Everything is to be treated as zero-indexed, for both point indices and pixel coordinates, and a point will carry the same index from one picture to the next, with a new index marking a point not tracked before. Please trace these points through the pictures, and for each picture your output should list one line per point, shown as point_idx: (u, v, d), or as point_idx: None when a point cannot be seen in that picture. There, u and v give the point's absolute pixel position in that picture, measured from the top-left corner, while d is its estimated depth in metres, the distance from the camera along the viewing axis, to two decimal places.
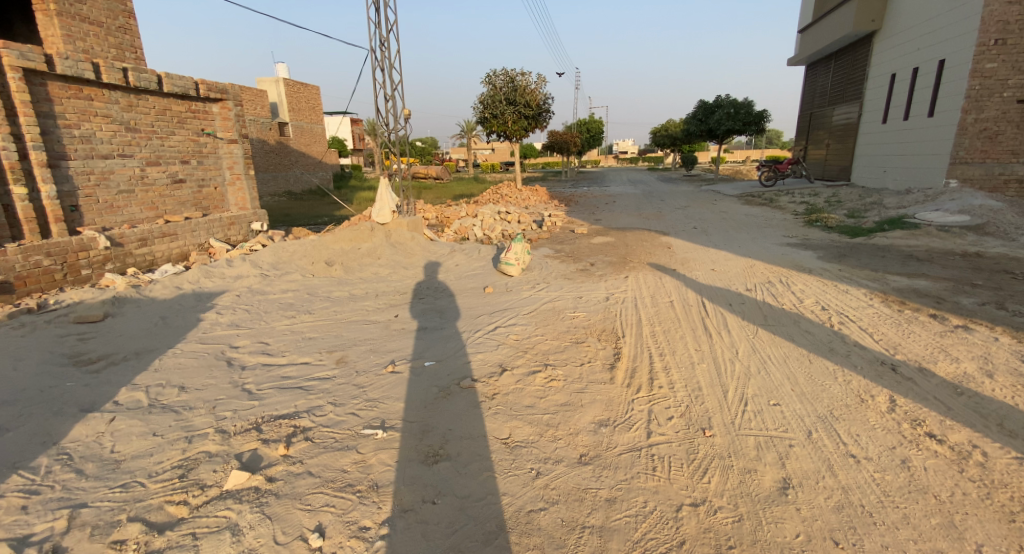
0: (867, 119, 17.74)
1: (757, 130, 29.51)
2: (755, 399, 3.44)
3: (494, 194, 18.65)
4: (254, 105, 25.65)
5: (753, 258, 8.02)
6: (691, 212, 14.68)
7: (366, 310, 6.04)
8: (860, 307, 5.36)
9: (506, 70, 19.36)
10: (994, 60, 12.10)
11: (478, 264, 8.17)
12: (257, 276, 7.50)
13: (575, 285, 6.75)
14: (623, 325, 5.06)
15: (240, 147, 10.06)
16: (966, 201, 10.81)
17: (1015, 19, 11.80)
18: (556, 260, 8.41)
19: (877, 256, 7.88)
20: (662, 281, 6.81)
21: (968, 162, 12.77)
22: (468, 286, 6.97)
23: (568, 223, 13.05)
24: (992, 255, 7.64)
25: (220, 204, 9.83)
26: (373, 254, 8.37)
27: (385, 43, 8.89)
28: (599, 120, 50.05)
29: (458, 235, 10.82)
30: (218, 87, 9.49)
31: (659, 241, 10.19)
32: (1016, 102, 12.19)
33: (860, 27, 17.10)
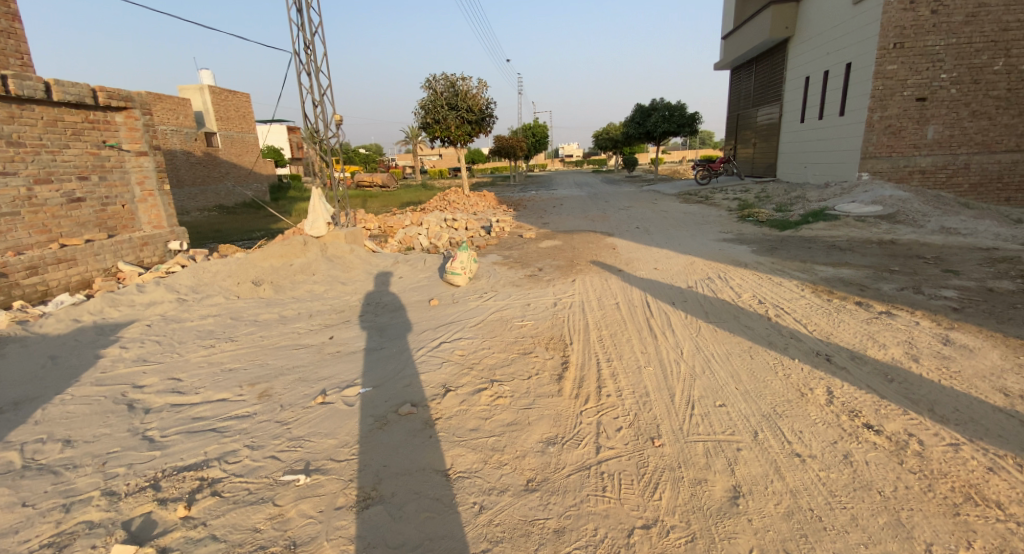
0: (787, 119, 18.89)
1: (692, 131, 30.78)
2: (701, 401, 3.34)
3: (442, 200, 18.22)
4: (175, 113, 23.94)
5: (693, 255, 8.18)
6: (635, 212, 14.94)
7: (297, 332, 5.58)
8: (793, 298, 5.50)
9: (446, 75, 19.01)
10: (894, 62, 13.16)
11: (422, 275, 7.82)
12: (172, 302, 6.80)
13: (522, 292, 6.57)
14: (570, 331, 4.89)
15: (151, 159, 9.16)
16: (878, 192, 11.65)
17: (910, 24, 12.85)
18: (503, 266, 8.21)
19: (804, 247, 8.26)
20: (608, 282, 6.75)
21: (877, 157, 13.84)
22: (411, 299, 6.62)
23: (516, 227, 12.89)
24: (905, 242, 8.21)
25: (129, 223, 8.88)
26: (306, 269, 7.80)
27: (308, 44, 8.31)
28: (544, 124, 50.63)
29: (403, 245, 10.37)
30: (121, 95, 8.63)
31: (603, 243, 10.25)
32: (915, 100, 13.26)
33: (776, 33, 18.20)
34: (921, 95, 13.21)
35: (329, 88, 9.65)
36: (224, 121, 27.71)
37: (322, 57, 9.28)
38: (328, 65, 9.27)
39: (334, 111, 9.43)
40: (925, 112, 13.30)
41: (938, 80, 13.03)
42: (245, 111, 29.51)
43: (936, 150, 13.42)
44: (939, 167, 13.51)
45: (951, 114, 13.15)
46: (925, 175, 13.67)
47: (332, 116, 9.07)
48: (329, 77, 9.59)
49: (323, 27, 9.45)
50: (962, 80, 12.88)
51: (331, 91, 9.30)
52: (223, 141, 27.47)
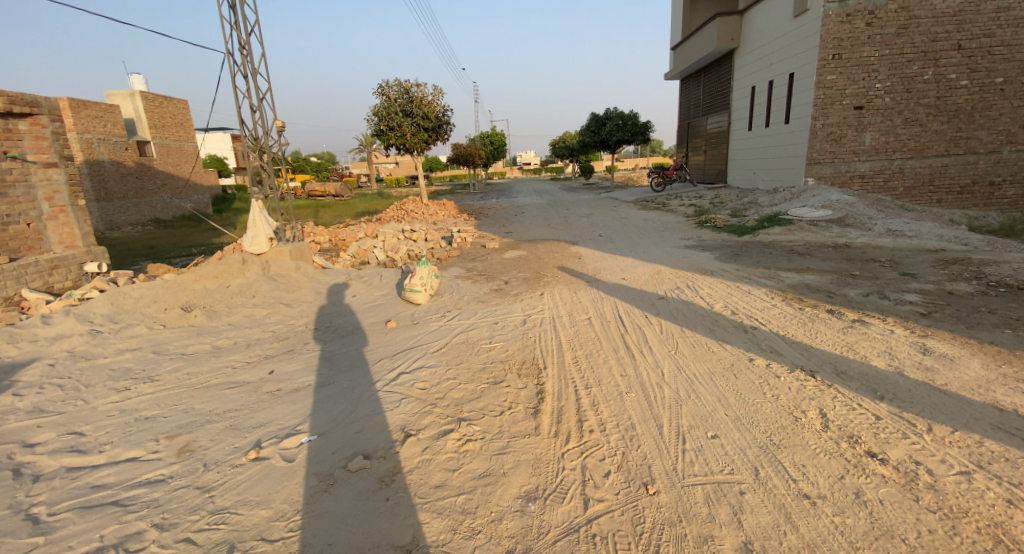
0: (736, 127, 19.48)
1: (645, 139, 31.42)
2: (693, 433, 3.01)
3: (399, 210, 17.52)
4: (101, 121, 22.12)
5: (659, 264, 8.01)
6: (596, 220, 14.83)
7: (231, 366, 4.89)
8: (766, 308, 5.33)
9: (399, 81, 18.38)
10: (833, 72, 13.80)
11: (378, 293, 7.23)
12: (84, 335, 5.90)
13: (486, 309, 6.13)
14: (543, 353, 4.48)
15: (62, 171, 8.15)
16: (826, 196, 12.03)
17: (846, 37, 13.51)
18: (465, 280, 7.74)
19: (765, 253, 8.28)
20: (576, 295, 6.42)
21: (821, 163, 14.42)
22: (366, 321, 6.04)
23: (476, 237, 12.43)
24: (859, 245, 8.37)
25: (36, 243, 7.77)
26: (245, 291, 7.03)
27: (243, 44, 7.57)
28: (500, 132, 50.48)
29: (357, 259, 9.69)
30: (24, 99, 7.60)
31: (568, 252, 9.98)
32: (853, 108, 13.90)
33: (722, 44, 18.73)
34: (859, 103, 13.86)
35: (270, 92, 8.91)
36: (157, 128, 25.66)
37: (261, 58, 8.55)
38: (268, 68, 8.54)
39: (276, 117, 8.71)
40: (863, 120, 13.95)
41: (873, 89, 13.68)
42: (182, 118, 27.63)
43: (873, 156, 14.07)
44: (876, 172, 14.18)
45: (886, 121, 13.81)
46: (865, 180, 14.29)
47: (273, 121, 8.35)
48: (269, 80, 8.85)
49: (261, 26, 8.71)
50: (895, 89, 13.56)
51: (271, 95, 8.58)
52: (158, 150, 25.47)
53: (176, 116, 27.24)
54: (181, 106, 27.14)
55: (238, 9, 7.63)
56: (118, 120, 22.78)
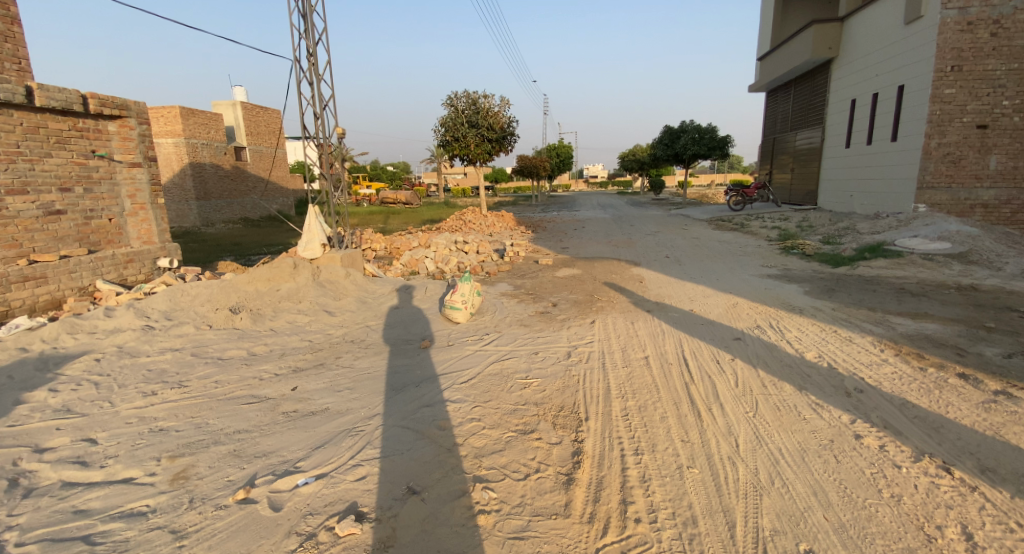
0: (830, 144, 17.57)
1: (722, 154, 29.55)
2: (777, 544, 2.25)
3: (459, 220, 17.46)
4: (205, 128, 24.08)
5: (734, 295, 7.02)
6: (663, 239, 13.81)
7: (258, 378, 4.64)
8: (873, 363, 4.29)
9: (467, 92, 18.42)
10: (952, 86, 11.86)
11: (421, 308, 6.88)
12: (137, 330, 5.97)
13: (531, 334, 5.53)
14: (587, 399, 3.81)
15: (145, 171, 8.64)
16: (943, 226, 10.30)
17: (968, 46, 11.62)
18: (513, 299, 7.20)
19: (867, 290, 7.02)
20: (633, 326, 5.66)
21: (934, 187, 12.37)
22: (402, 337, 5.65)
23: (532, 252, 11.92)
24: (990, 288, 6.89)
25: (115, 238, 8.26)
26: (292, 295, 6.93)
27: (310, 51, 7.60)
28: (568, 145, 50.02)
29: (408, 269, 9.54)
30: (114, 102, 8.12)
31: (629, 273, 9.18)
32: (975, 127, 11.92)
33: (818, 54, 17.07)
34: (983, 121, 11.86)
35: (331, 98, 8.94)
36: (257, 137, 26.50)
37: (326, 65, 8.59)
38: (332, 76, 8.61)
39: (337, 124, 8.74)
40: (986, 140, 11.93)
41: (1000, 107, 11.75)
42: (274, 127, 29.72)
43: (999, 182, 12.01)
44: (1003, 201, 12.07)
45: (1015, 143, 11.81)
46: (988, 210, 12.18)
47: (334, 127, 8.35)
48: (331, 86, 8.87)
49: (324, 34, 8.70)
50: None
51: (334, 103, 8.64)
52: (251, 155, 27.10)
53: (268, 125, 29.35)
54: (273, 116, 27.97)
55: (307, 16, 7.68)
56: (219, 127, 24.85)
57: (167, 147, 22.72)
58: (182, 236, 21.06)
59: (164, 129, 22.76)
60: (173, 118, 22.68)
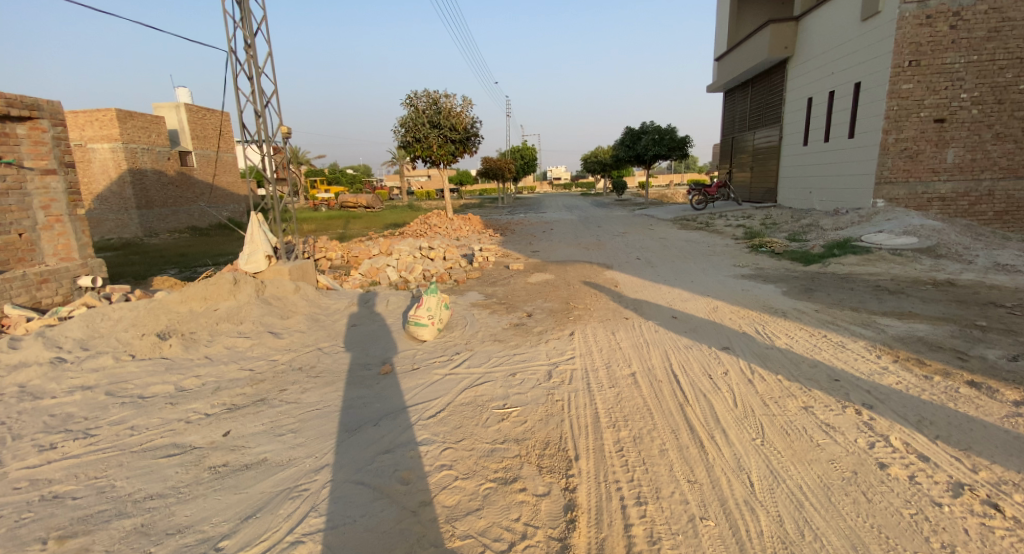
0: (788, 142, 17.94)
1: (683, 154, 29.96)
2: None
3: (423, 224, 16.75)
4: (146, 132, 22.31)
5: (714, 298, 6.72)
6: (632, 239, 13.58)
7: (183, 421, 3.90)
8: (875, 373, 4.00)
9: (428, 91, 17.73)
10: (910, 81, 12.23)
11: (383, 324, 6.24)
12: (43, 364, 5.05)
13: (506, 350, 5.00)
14: (574, 430, 3.32)
15: (61, 179, 7.57)
16: (905, 221, 10.47)
17: (926, 41, 11.95)
18: (484, 310, 6.65)
19: (845, 288, 6.89)
20: (615, 337, 5.22)
21: (893, 182, 12.79)
22: (361, 361, 5.02)
23: (500, 257, 11.41)
24: (964, 283, 6.88)
25: (27, 255, 7.17)
26: (232, 316, 6.15)
27: (247, 42, 6.79)
28: (531, 147, 49.84)
29: (368, 279, 8.84)
30: (22, 102, 7.08)
31: (604, 277, 8.79)
32: (933, 121, 12.27)
33: (774, 52, 17.42)
34: (940, 116, 12.22)
35: (275, 93, 8.12)
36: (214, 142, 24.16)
37: (265, 57, 7.76)
38: (274, 70, 7.79)
39: (282, 122, 7.93)
40: (944, 134, 12.28)
41: (958, 100, 12.07)
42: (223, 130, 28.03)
43: (957, 175, 12.38)
44: (960, 194, 12.45)
45: (972, 136, 12.16)
46: (946, 203, 12.56)
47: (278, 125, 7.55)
48: (275, 80, 8.04)
49: (265, 22, 7.84)
50: (985, 100, 11.95)
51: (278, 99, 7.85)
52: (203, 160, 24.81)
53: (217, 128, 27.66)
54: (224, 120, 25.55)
55: (243, 2, 6.85)
56: (161, 131, 23.11)
57: (104, 152, 20.91)
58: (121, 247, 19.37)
59: (100, 133, 20.94)
60: (109, 121, 20.93)
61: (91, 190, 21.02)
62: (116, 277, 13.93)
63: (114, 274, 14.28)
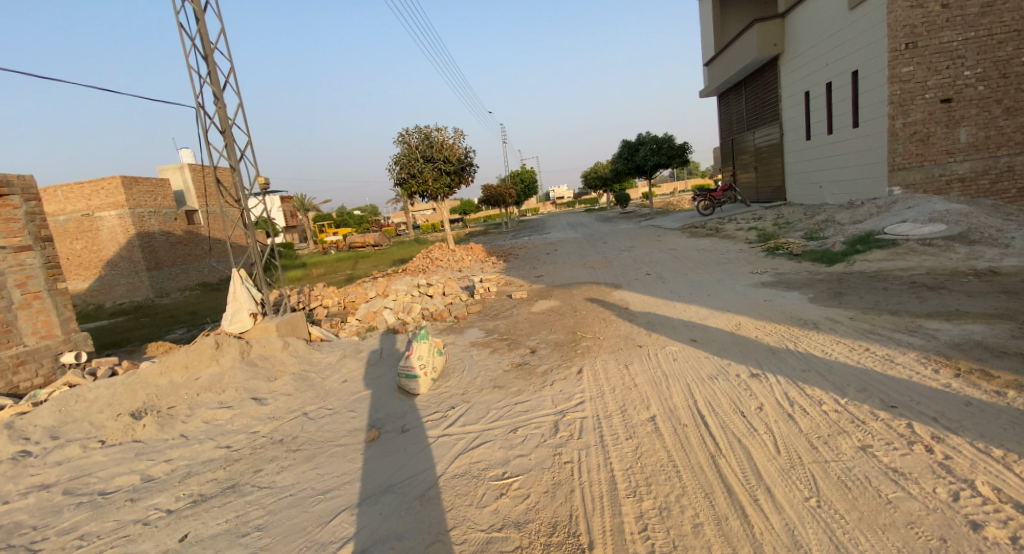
0: (790, 138, 17.43)
1: (683, 162, 29.55)
2: None
3: (425, 258, 16.40)
4: (151, 195, 22.59)
5: (734, 314, 6.12)
6: (640, 254, 13.02)
7: (140, 524, 3.44)
8: (937, 393, 3.38)
9: (419, 127, 17.63)
10: (909, 64, 11.71)
11: (376, 376, 5.75)
12: (6, 461, 4.63)
13: (508, 397, 4.45)
14: (589, 506, 2.75)
15: (37, 254, 7.35)
16: (928, 207, 9.81)
17: (920, 22, 11.47)
18: (484, 350, 6.11)
19: (877, 288, 6.27)
20: (628, 372, 4.63)
21: (907, 168, 12.14)
22: (347, 425, 4.51)
23: (504, 285, 10.92)
24: (1010, 270, 6.20)
25: (4, 337, 6.83)
26: (214, 385, 5.72)
27: (214, 97, 6.55)
28: (531, 170, 49.93)
29: (365, 324, 8.37)
30: None
31: (612, 299, 8.24)
32: (940, 102, 11.70)
33: (764, 51, 17.05)
34: (946, 96, 11.65)
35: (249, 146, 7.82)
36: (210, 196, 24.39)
37: (236, 109, 7.51)
38: (247, 120, 7.55)
39: (259, 172, 7.67)
40: (953, 113, 11.68)
41: (962, 78, 11.51)
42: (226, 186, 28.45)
43: (972, 154, 11.69)
44: (979, 172, 11.73)
45: (983, 113, 11.53)
46: (965, 184, 11.84)
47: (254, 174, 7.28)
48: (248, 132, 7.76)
49: (232, 75, 7.61)
50: (989, 76, 11.38)
51: (254, 149, 7.59)
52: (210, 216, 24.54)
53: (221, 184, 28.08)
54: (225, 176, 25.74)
55: (209, 58, 6.65)
56: (166, 193, 23.40)
57: (111, 219, 21.09)
58: (131, 311, 19.27)
59: (106, 201, 21.14)
60: (114, 189, 21.14)
61: (101, 257, 21.12)
62: (121, 343, 13.66)
63: (120, 340, 14.02)
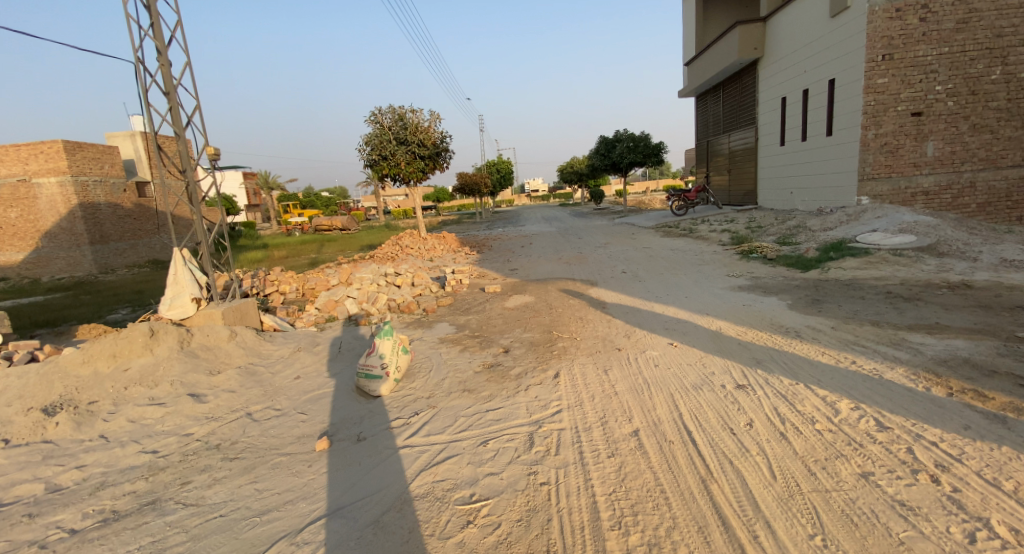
0: (764, 143, 17.60)
1: (658, 161, 29.63)
2: None
3: (395, 245, 15.77)
4: (98, 163, 20.90)
5: (714, 318, 5.92)
6: (615, 251, 12.81)
7: (34, 548, 2.92)
8: (934, 414, 3.20)
9: (392, 106, 16.83)
10: (885, 75, 11.92)
11: (333, 373, 5.26)
12: None
13: (477, 403, 4.07)
14: (569, 541, 2.40)
15: None
16: (897, 218, 9.96)
17: (898, 34, 11.66)
18: (454, 347, 5.70)
19: (855, 297, 6.20)
20: (607, 378, 4.32)
21: (875, 178, 12.40)
22: (296, 430, 4.02)
23: (476, 278, 10.49)
24: (981, 284, 6.24)
25: None
26: (145, 378, 5.10)
27: (157, 52, 5.81)
28: (507, 160, 49.30)
29: (325, 314, 7.78)
30: None
31: (588, 297, 7.95)
32: (911, 115, 11.94)
33: (744, 54, 17.09)
34: (917, 109, 11.89)
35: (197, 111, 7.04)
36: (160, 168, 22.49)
37: (184, 69, 6.73)
38: (195, 82, 6.78)
39: (208, 142, 6.94)
40: (922, 127, 11.93)
41: (933, 92, 11.74)
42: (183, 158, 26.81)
43: (939, 168, 11.97)
44: (943, 187, 12.02)
45: (951, 129, 11.80)
46: (929, 197, 12.14)
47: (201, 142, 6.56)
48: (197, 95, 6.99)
49: (180, 30, 6.79)
50: (959, 92, 11.61)
51: (202, 115, 6.85)
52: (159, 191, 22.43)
53: None
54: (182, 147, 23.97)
55: (152, 8, 5.88)
56: (115, 161, 21.70)
57: (51, 186, 19.39)
58: (71, 287, 17.78)
59: (46, 167, 19.40)
60: (55, 154, 19.39)
61: (39, 227, 19.41)
62: (56, 321, 12.47)
63: (56, 318, 12.84)
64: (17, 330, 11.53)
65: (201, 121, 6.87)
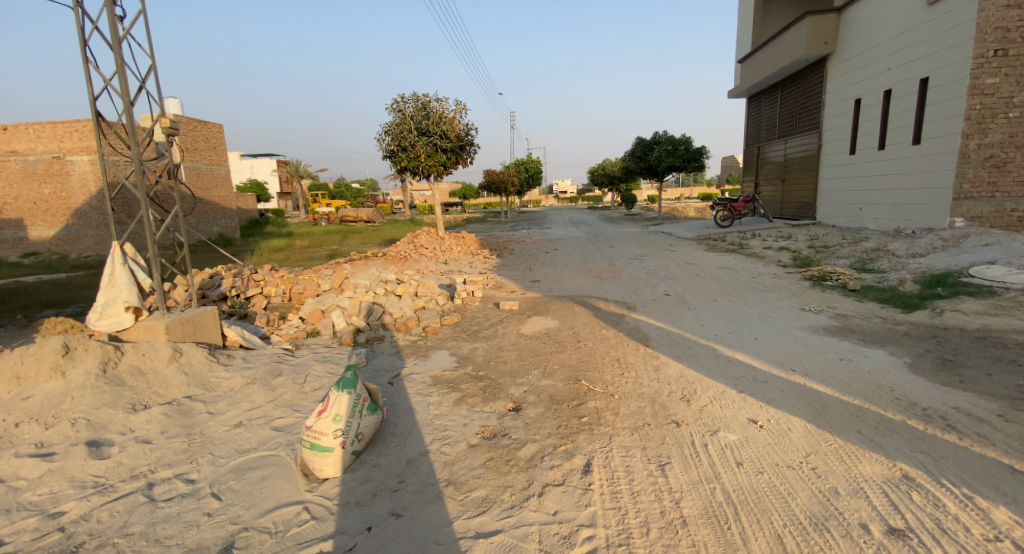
0: (829, 151, 15.58)
1: (698, 166, 27.58)
2: None
3: (410, 244, 14.49)
4: None
5: (808, 379, 4.27)
6: (653, 266, 11.20)
7: None
8: None
9: (416, 94, 15.59)
10: (995, 74, 9.86)
11: (284, 424, 3.89)
12: None
13: (465, 515, 2.63)
14: None
15: None
16: (1014, 246, 8.10)
17: (1015, 25, 9.65)
18: (449, 395, 4.28)
19: (1003, 359, 4.51)
20: (667, 485, 2.81)
21: (975, 197, 10.34)
22: (192, 537, 2.63)
23: (491, 289, 9.08)
24: None
25: None
26: (44, 412, 3.84)
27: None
28: (536, 161, 47.96)
29: (307, 326, 6.57)
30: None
31: (626, 325, 6.40)
32: None
33: (812, 49, 15.12)
34: None
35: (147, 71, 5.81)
36: (193, 151, 21.55)
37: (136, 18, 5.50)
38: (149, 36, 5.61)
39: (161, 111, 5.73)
40: None
41: None
42: (217, 143, 23.03)
43: None
44: None
45: None
46: None
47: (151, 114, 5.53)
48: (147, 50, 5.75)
49: None
50: None
51: (157, 80, 5.70)
52: (190, 174, 21.54)
53: (209, 140, 22.62)
54: (219, 131, 23.25)
55: None
56: None
57: (85, 165, 18.68)
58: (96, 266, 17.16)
59: (81, 145, 18.66)
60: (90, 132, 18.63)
61: (71, 205, 18.82)
62: (63, 303, 11.52)
63: (64, 299, 11.90)
64: (19, 311, 10.59)
65: (156, 86, 5.64)
